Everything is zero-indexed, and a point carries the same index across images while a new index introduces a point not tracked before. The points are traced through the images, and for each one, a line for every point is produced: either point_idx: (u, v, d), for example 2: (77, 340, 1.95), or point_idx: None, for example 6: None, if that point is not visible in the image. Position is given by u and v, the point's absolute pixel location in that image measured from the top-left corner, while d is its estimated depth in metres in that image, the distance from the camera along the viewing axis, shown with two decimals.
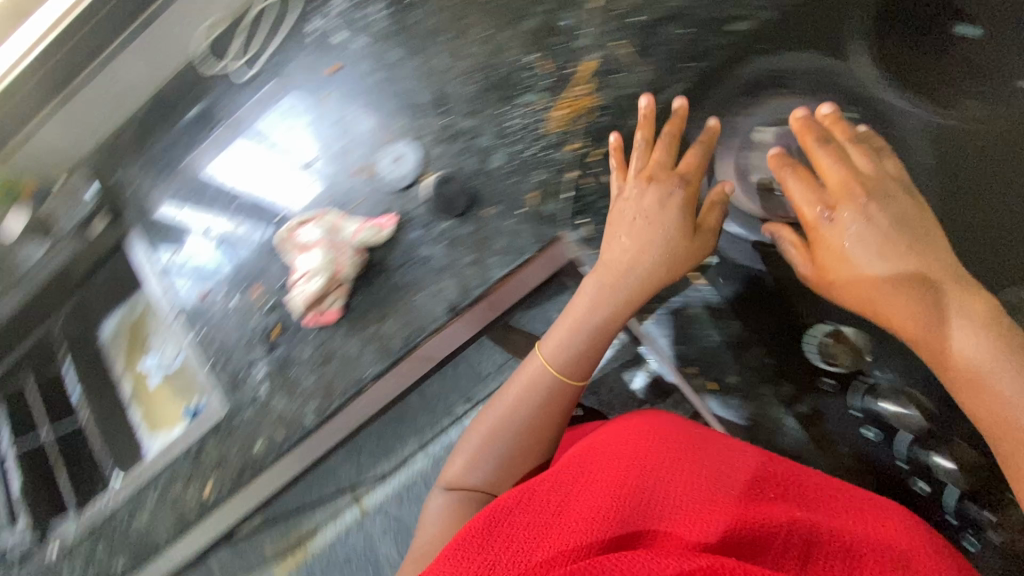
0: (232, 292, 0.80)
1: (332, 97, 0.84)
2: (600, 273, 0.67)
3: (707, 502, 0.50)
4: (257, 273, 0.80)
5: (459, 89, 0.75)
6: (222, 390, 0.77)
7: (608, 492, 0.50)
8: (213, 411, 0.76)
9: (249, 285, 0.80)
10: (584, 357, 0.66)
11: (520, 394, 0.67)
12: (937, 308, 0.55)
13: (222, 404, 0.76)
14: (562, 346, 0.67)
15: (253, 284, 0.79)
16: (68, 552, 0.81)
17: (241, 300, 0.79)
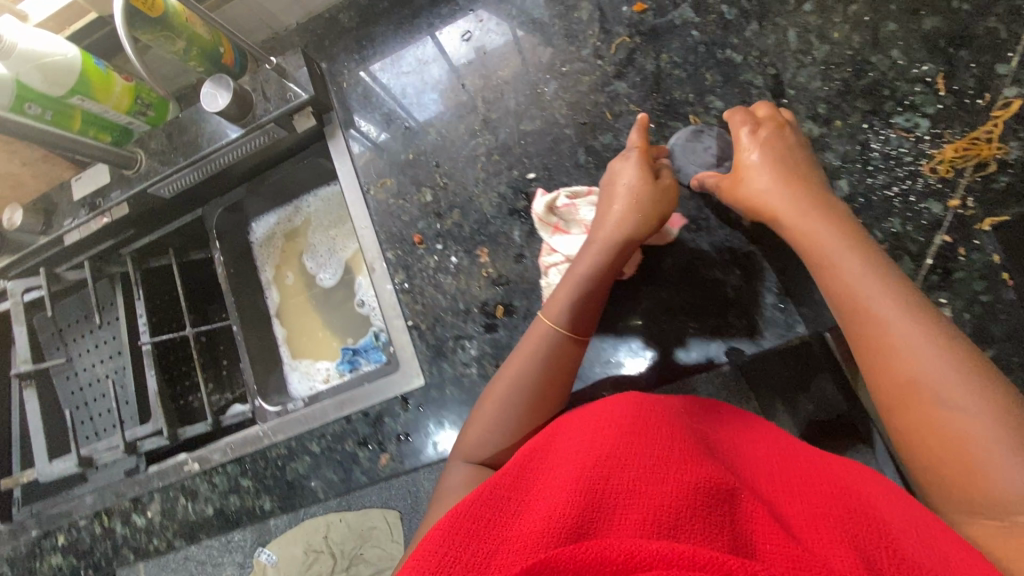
0: (452, 249, 0.68)
1: (632, 45, 0.65)
2: (590, 233, 0.59)
3: (678, 464, 0.41)
4: (487, 235, 0.67)
5: (817, 86, 0.59)
6: (422, 359, 0.68)
7: (575, 472, 0.40)
8: (408, 387, 0.68)
9: (474, 248, 0.67)
10: (589, 309, 0.56)
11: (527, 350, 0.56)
12: (835, 265, 0.47)
13: (422, 380, 0.67)
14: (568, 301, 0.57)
15: (480, 248, 0.67)
16: (212, 477, 0.74)
17: (463, 263, 0.68)
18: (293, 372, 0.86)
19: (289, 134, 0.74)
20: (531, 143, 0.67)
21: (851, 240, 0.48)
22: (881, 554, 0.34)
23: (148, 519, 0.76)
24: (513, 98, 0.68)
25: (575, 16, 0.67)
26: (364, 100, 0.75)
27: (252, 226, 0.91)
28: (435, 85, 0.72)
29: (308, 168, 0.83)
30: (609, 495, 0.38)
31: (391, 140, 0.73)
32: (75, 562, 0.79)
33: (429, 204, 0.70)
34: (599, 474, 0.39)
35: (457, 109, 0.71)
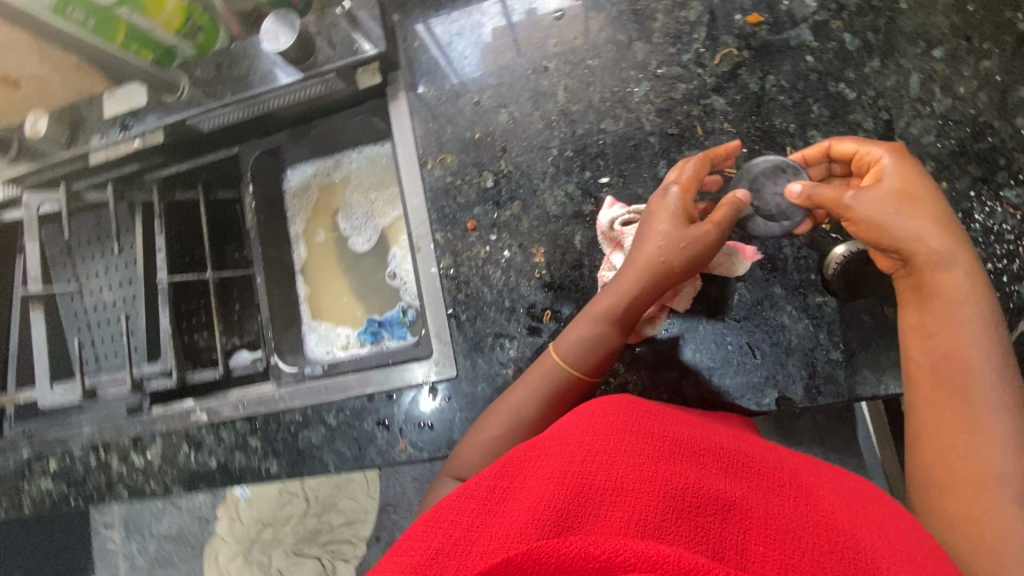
0: (504, 241, 0.65)
1: (738, 60, 0.61)
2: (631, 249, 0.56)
3: (659, 469, 0.43)
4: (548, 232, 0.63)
5: (929, 141, 0.55)
6: (458, 350, 0.65)
7: (555, 476, 0.42)
8: (438, 377, 0.65)
9: (531, 245, 0.64)
10: (603, 347, 0.55)
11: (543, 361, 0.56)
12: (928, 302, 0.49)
13: (453, 372, 0.65)
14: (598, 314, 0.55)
15: (537, 246, 0.64)
16: (219, 431, 0.72)
17: (516, 259, 0.64)
18: (313, 333, 0.83)
19: (345, 87, 0.70)
20: (609, 147, 0.63)
21: (976, 317, 0.47)
22: (854, 559, 0.37)
23: (147, 460, 0.75)
24: (599, 94, 0.64)
25: (682, 16, 0.63)
26: (436, 65, 0.70)
27: (286, 173, 0.86)
28: (515, 62, 0.67)
29: (358, 123, 0.78)
30: (585, 495, 0.41)
31: (458, 113, 0.68)
32: (64, 491, 0.77)
33: (490, 192, 0.66)
34: (576, 475, 0.42)
35: (535, 94, 0.66)
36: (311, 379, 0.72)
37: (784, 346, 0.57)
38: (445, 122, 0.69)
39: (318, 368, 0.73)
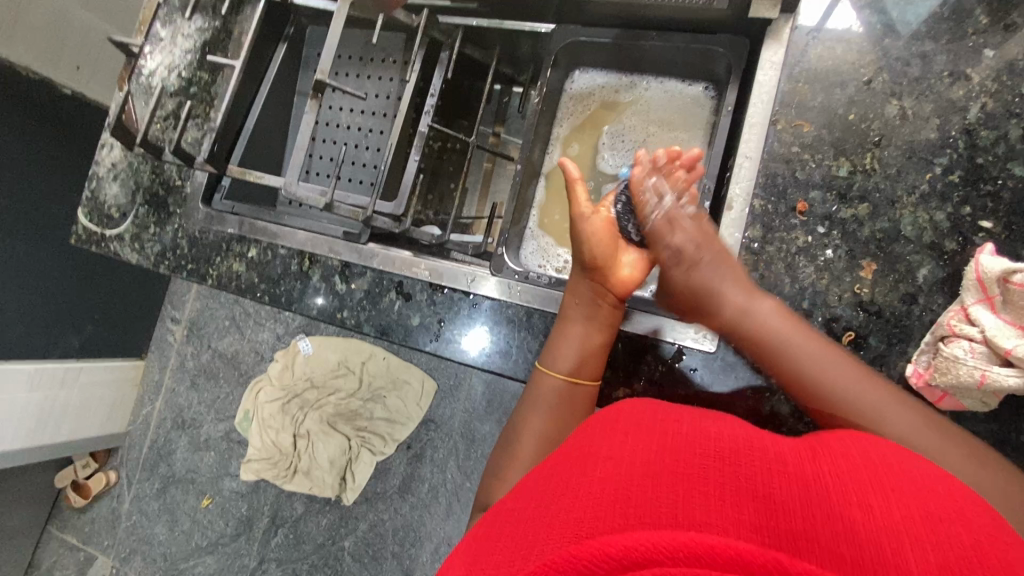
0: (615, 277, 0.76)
1: (792, 137, 0.60)
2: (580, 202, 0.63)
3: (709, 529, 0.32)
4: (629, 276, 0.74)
5: (859, 219, 0.57)
6: None
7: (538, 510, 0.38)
8: (692, 342, 0.62)
9: (862, 257, 0.56)
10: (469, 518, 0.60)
11: (536, 490, 0.41)
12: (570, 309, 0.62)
13: (712, 347, 0.61)
14: (544, 490, 0.40)
15: (867, 260, 0.56)
16: (436, 293, 0.70)
17: (838, 263, 0.57)
18: (531, 241, 0.78)
19: (725, 11, 0.62)
20: (1009, 192, 0.55)
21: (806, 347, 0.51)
22: None
23: (349, 289, 0.73)
24: (1020, 129, 0.55)
25: (768, 247, 0.58)
26: (835, 27, 0.60)
27: (572, 74, 0.79)
28: (925, 54, 0.58)
29: (690, 54, 0.70)
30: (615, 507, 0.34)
31: (842, 86, 0.59)
32: (256, 280, 0.77)
33: (838, 180, 0.58)
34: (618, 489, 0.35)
35: (940, 97, 0.57)
36: (535, 284, 0.68)
37: (742, 394, 0.60)
38: (820, 91, 0.60)
39: (545, 275, 0.68)
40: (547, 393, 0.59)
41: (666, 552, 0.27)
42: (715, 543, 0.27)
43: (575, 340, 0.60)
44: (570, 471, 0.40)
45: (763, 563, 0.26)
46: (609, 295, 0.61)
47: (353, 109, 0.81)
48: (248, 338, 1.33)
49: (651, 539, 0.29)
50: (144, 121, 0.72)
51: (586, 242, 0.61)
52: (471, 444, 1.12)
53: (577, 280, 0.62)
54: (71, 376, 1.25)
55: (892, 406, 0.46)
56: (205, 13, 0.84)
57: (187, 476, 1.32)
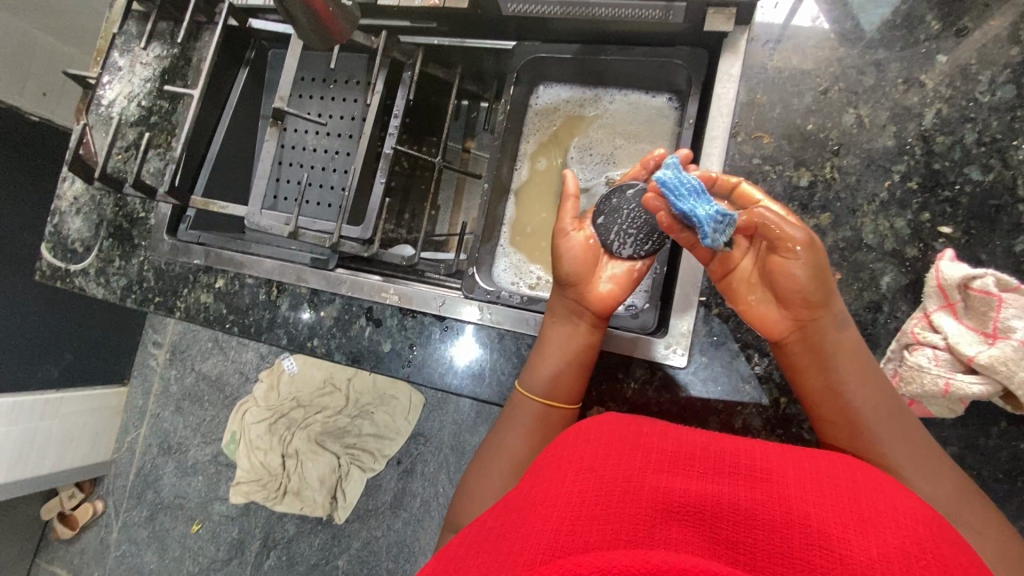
0: None
1: (753, 149, 0.60)
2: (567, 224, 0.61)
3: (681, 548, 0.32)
4: None
5: (823, 227, 0.57)
6: (702, 347, 0.61)
7: (511, 521, 0.37)
8: (662, 357, 0.61)
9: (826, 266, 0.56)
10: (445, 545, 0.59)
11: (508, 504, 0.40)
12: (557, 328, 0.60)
13: (683, 361, 0.61)
14: (516, 502, 0.39)
15: (831, 269, 0.56)
16: (406, 318, 0.70)
17: None
18: (503, 259, 0.78)
19: (681, 24, 0.62)
20: (967, 196, 0.55)
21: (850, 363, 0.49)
22: None
23: (319, 317, 0.72)
24: (975, 133, 0.56)
25: None
26: (791, 37, 0.61)
27: (537, 89, 0.79)
28: (879, 62, 0.58)
29: (651, 67, 0.70)
30: (591, 524, 0.34)
31: (799, 96, 0.60)
32: (225, 311, 0.76)
33: (800, 190, 0.58)
34: (591, 505, 0.35)
35: (896, 104, 0.57)
36: (506, 304, 0.67)
37: (715, 408, 0.60)
38: (778, 102, 0.60)
39: (516, 294, 0.68)
40: (522, 414, 0.59)
41: (639, 572, 0.27)
42: (686, 565, 0.27)
43: (550, 362, 0.59)
44: (543, 484, 0.39)
45: None
46: (586, 313, 0.59)
47: (317, 133, 0.80)
48: (232, 360, 1.32)
49: (624, 559, 0.28)
50: (101, 155, 0.70)
51: (561, 261, 0.59)
52: (461, 457, 1.09)
53: (555, 297, 0.61)
54: (51, 408, 1.20)
55: (900, 428, 0.47)
56: (163, 41, 0.83)
57: (176, 502, 1.29)
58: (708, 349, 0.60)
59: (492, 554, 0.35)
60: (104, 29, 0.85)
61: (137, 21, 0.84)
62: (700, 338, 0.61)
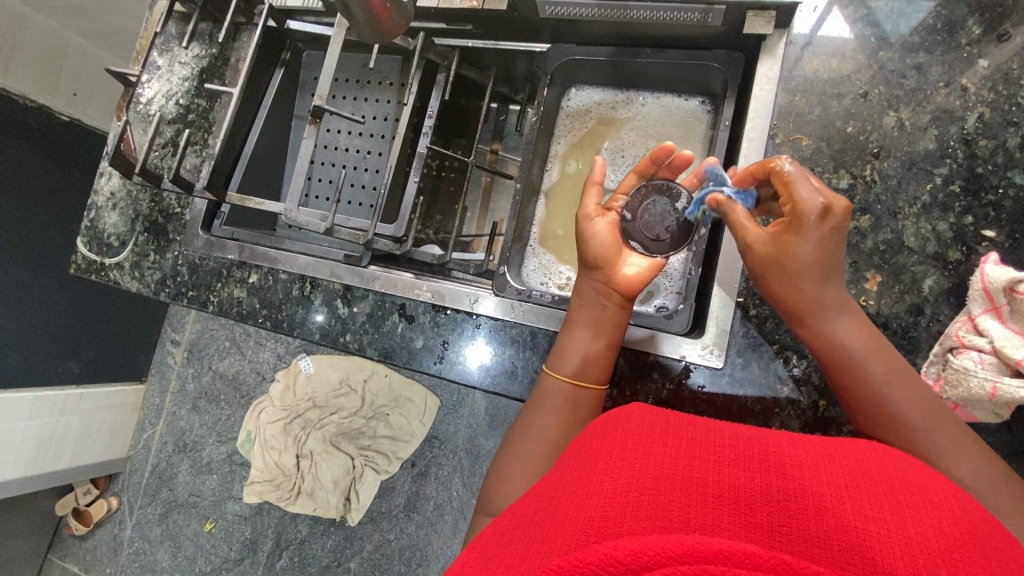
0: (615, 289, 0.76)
1: (791, 150, 0.60)
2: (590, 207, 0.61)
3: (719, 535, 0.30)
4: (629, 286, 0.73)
5: (863, 229, 0.57)
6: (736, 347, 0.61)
7: (543, 511, 0.36)
8: (699, 358, 0.61)
9: (866, 268, 0.56)
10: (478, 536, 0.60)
11: (536, 496, 0.40)
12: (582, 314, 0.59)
13: (719, 363, 0.61)
14: (544, 494, 0.39)
15: (872, 272, 0.56)
16: (439, 314, 0.70)
17: (842, 276, 0.57)
18: (533, 258, 0.78)
19: (719, 27, 0.63)
20: (1010, 200, 0.55)
21: (880, 365, 0.48)
22: None
23: (351, 313, 0.73)
24: (1018, 137, 0.55)
25: None
26: (829, 41, 0.61)
27: (569, 91, 0.79)
28: (920, 65, 0.58)
29: (686, 70, 0.70)
30: (623, 513, 0.33)
31: (838, 98, 0.60)
32: (258, 305, 0.77)
33: (839, 192, 0.58)
34: (624, 493, 0.34)
35: (937, 108, 0.57)
36: (537, 304, 0.67)
37: (750, 407, 0.59)
38: (817, 105, 0.60)
39: (548, 293, 0.67)
40: (551, 396, 0.58)
41: (677, 554, 0.27)
42: (722, 545, 0.27)
43: (582, 347, 0.58)
44: (572, 473, 0.39)
45: (773, 564, 0.26)
46: (613, 294, 0.59)
47: (351, 132, 0.81)
48: (250, 359, 1.28)
49: (660, 542, 0.28)
50: (142, 150, 0.71)
51: (591, 245, 0.59)
52: (477, 460, 1.09)
53: (581, 281, 0.61)
54: (71, 403, 1.22)
55: (955, 445, 0.45)
56: (203, 41, 0.84)
57: (190, 500, 1.27)
58: (744, 351, 0.61)
59: (523, 547, 0.34)
60: (144, 29, 0.86)
61: (176, 21, 0.86)
62: (735, 339, 0.61)
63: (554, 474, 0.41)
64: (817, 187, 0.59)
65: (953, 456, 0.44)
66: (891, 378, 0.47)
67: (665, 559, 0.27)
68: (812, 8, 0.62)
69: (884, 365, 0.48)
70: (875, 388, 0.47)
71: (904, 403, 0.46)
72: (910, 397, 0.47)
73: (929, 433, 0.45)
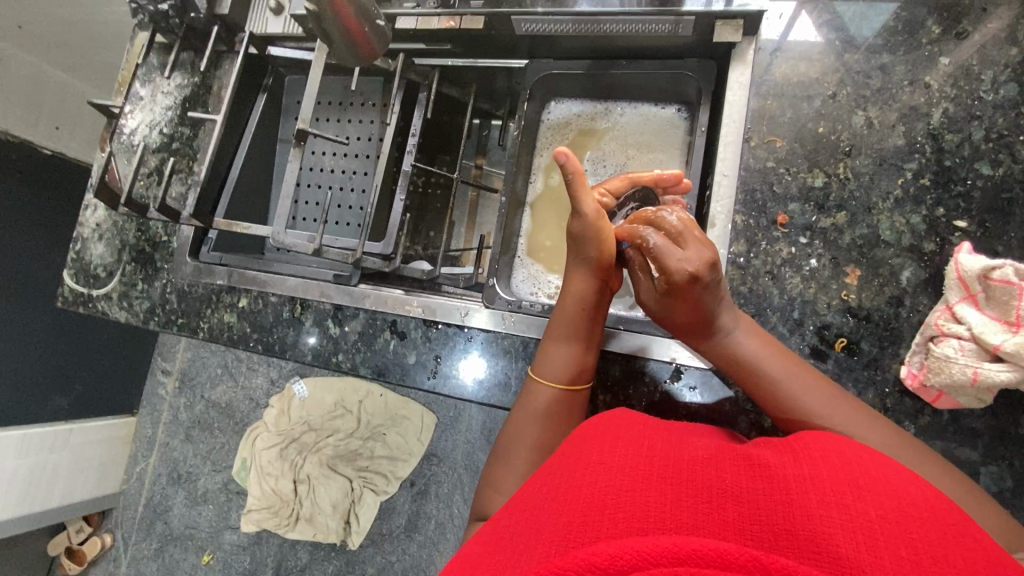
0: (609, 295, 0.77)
1: (766, 152, 0.61)
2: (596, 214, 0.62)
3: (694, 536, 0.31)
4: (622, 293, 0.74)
5: (840, 225, 0.58)
6: None
7: (527, 517, 0.37)
8: (689, 360, 0.62)
9: (846, 263, 0.58)
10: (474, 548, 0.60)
11: (521, 503, 0.40)
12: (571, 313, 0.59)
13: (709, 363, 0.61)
14: (529, 500, 0.39)
15: (852, 266, 0.58)
16: (430, 330, 0.70)
17: (823, 272, 0.58)
18: (522, 268, 0.79)
19: (690, 37, 0.65)
20: (978, 191, 0.57)
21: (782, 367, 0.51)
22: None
23: (343, 332, 0.73)
24: (982, 130, 0.57)
25: (757, 260, 0.59)
26: (797, 46, 0.63)
27: (549, 105, 0.81)
28: (884, 65, 0.61)
29: (661, 79, 0.72)
30: (601, 514, 0.33)
31: (809, 100, 0.62)
32: (249, 329, 0.77)
33: (815, 191, 0.59)
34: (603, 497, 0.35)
35: (903, 105, 0.59)
36: (528, 314, 0.68)
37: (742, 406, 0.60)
38: (789, 107, 0.62)
39: (538, 303, 0.68)
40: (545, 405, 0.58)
41: (651, 557, 0.27)
42: (694, 545, 0.27)
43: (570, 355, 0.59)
44: (555, 479, 0.39)
45: (743, 562, 0.26)
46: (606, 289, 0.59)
47: (336, 153, 0.82)
48: (241, 386, 1.26)
49: (635, 544, 0.28)
50: (127, 180, 0.71)
51: (594, 242, 0.56)
52: (475, 476, 1.08)
53: (577, 271, 0.59)
54: (60, 440, 1.19)
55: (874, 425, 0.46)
56: (185, 70, 0.85)
57: (185, 533, 1.25)
58: None
59: (507, 556, 0.34)
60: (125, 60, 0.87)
61: (157, 52, 0.86)
62: None
63: (537, 481, 0.41)
64: (793, 187, 0.60)
65: (896, 440, 0.45)
66: (794, 375, 0.50)
67: (639, 561, 0.27)
68: (778, 15, 0.64)
69: (781, 365, 0.51)
70: (783, 389, 0.50)
71: (806, 396, 0.48)
72: (811, 387, 0.49)
73: (840, 418, 0.46)
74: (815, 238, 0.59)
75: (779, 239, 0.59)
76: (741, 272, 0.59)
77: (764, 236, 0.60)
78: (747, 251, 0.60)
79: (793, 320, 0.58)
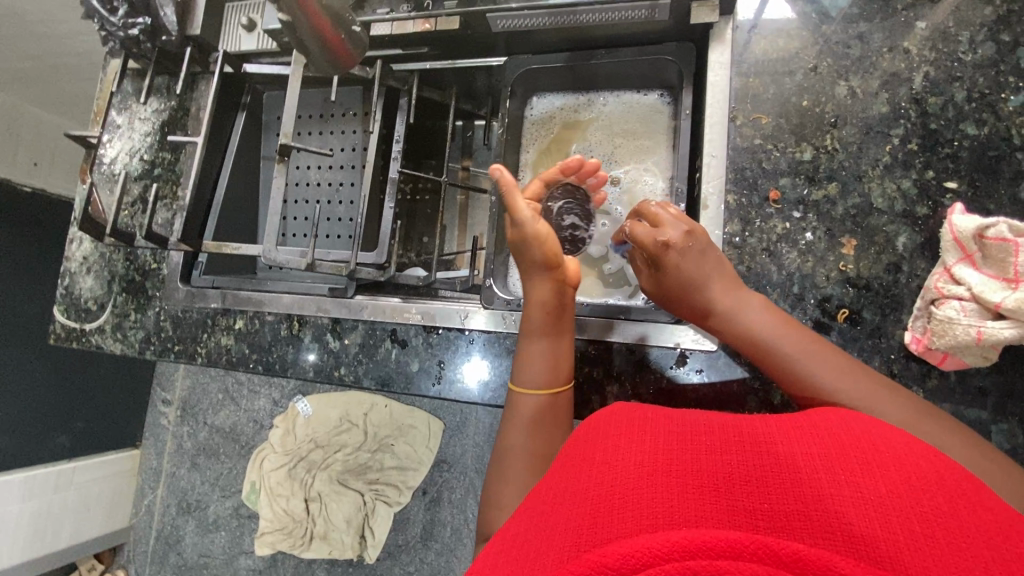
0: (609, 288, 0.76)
1: (753, 130, 0.61)
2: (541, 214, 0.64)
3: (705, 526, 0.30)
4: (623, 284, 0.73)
5: (832, 196, 0.58)
6: None
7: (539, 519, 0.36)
8: (693, 343, 0.62)
9: (841, 234, 0.58)
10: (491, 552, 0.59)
11: (533, 503, 0.39)
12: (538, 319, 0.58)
13: (713, 345, 0.61)
14: (541, 500, 0.39)
15: (847, 236, 0.58)
16: (431, 335, 0.70)
17: (819, 244, 0.58)
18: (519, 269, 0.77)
19: (667, 21, 0.64)
20: (966, 151, 0.57)
21: (791, 341, 0.49)
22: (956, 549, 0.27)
23: (343, 345, 0.73)
24: (964, 91, 0.58)
25: (752, 238, 0.59)
26: (774, 21, 0.63)
27: (530, 100, 0.81)
28: (862, 34, 0.61)
29: (641, 66, 0.72)
30: (613, 513, 0.32)
31: (790, 75, 0.61)
32: (247, 350, 0.76)
33: (804, 164, 0.59)
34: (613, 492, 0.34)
35: (884, 72, 0.59)
36: None
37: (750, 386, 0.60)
38: (771, 83, 0.62)
39: None
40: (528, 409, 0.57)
41: (662, 555, 0.27)
42: (704, 538, 0.27)
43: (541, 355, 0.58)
44: (565, 477, 0.39)
45: (753, 550, 0.26)
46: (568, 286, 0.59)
47: (321, 166, 0.82)
48: (245, 409, 1.25)
49: (647, 542, 0.28)
50: (111, 210, 0.70)
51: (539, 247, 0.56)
52: None
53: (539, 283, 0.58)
54: (64, 478, 1.18)
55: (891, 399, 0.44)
56: (160, 95, 0.84)
57: (200, 562, 1.23)
58: None
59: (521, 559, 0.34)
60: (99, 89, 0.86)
61: (131, 78, 0.85)
62: None
63: (548, 481, 0.40)
64: (782, 162, 0.60)
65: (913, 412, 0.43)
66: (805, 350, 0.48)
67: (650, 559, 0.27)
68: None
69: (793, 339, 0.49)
70: (795, 361, 0.48)
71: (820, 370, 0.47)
72: (826, 362, 0.47)
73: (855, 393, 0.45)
74: (809, 212, 0.59)
75: (773, 215, 0.59)
76: (738, 251, 0.59)
77: (758, 213, 0.60)
78: (742, 229, 0.60)
79: (793, 295, 0.58)
